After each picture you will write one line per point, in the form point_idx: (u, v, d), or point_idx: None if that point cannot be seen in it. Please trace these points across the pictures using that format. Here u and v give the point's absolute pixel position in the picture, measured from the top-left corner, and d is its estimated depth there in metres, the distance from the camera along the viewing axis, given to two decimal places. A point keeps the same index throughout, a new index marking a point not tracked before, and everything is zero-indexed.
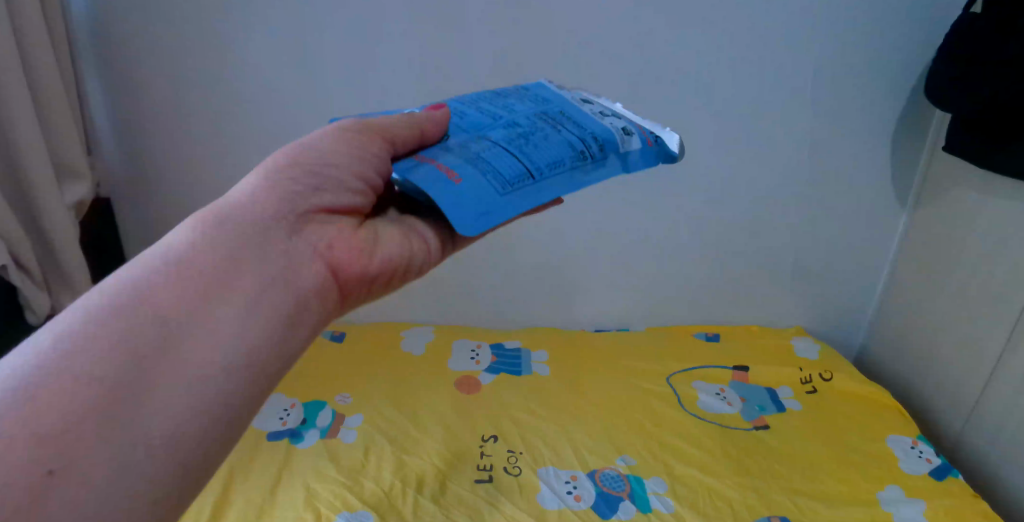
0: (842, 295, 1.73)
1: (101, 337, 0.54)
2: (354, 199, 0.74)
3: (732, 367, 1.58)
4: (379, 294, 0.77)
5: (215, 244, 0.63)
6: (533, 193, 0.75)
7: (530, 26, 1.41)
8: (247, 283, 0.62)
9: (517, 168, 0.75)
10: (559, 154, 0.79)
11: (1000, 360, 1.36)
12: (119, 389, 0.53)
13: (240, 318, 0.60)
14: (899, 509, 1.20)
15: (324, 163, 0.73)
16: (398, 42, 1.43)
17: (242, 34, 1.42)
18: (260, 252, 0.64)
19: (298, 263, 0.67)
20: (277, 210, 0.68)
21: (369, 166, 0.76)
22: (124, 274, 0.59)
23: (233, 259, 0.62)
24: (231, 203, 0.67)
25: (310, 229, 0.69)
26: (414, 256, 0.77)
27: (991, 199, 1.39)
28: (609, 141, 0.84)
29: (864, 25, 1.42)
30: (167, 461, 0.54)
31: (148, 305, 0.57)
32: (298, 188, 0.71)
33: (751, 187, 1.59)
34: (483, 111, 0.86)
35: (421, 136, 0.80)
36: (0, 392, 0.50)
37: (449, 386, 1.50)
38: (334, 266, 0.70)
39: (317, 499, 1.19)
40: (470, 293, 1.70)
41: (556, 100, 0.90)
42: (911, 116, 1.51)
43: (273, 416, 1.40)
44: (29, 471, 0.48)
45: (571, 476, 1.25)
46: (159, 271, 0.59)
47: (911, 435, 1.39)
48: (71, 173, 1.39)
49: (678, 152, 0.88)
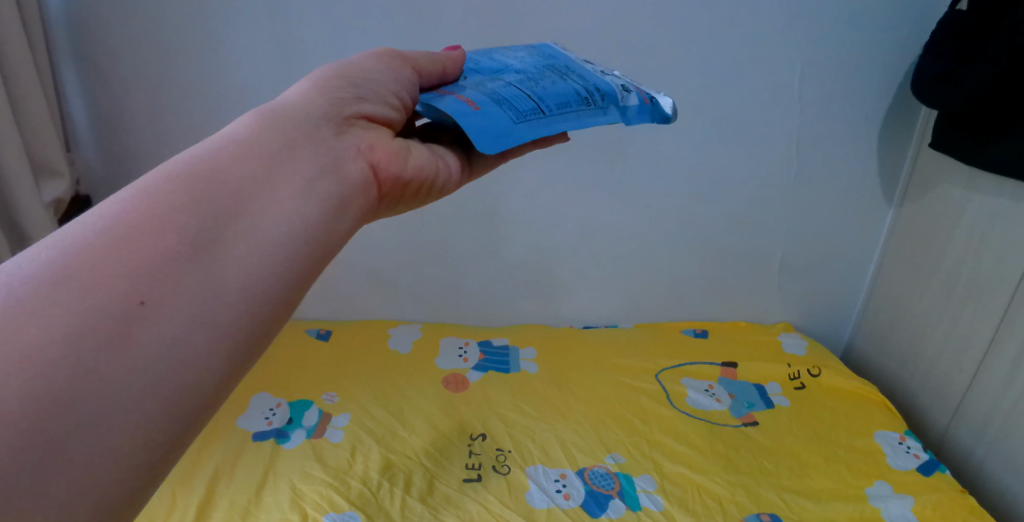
0: (829, 292, 1.73)
1: (176, 191, 0.54)
2: (392, 114, 0.72)
3: (721, 363, 1.59)
4: (412, 207, 0.74)
5: (260, 138, 0.60)
6: (544, 126, 0.76)
7: (517, 22, 1.39)
8: (303, 166, 0.60)
9: (528, 103, 0.77)
10: (567, 96, 0.80)
11: (986, 355, 1.37)
12: (166, 274, 0.50)
13: (287, 206, 0.57)
14: (886, 505, 1.20)
15: (369, 74, 0.71)
16: (381, 39, 1.41)
17: (221, 31, 1.39)
18: (316, 139, 0.63)
19: (343, 159, 0.64)
20: (321, 111, 0.65)
21: (407, 87, 0.75)
22: (193, 147, 0.58)
23: (292, 142, 0.61)
24: (276, 105, 0.64)
25: (354, 132, 0.67)
26: (443, 171, 0.75)
27: (977, 195, 1.39)
28: (611, 95, 0.85)
29: (852, 22, 1.41)
30: (211, 356, 0.50)
31: (216, 173, 0.56)
32: (341, 94, 0.68)
33: (739, 184, 1.58)
34: (495, 61, 0.88)
35: (443, 73, 0.81)
36: (46, 275, 0.47)
37: (437, 384, 1.48)
38: (376, 167, 0.67)
39: (303, 501, 1.17)
40: (457, 290, 1.69)
41: (562, 58, 0.91)
42: (898, 112, 1.52)
43: (259, 415, 1.38)
44: (116, 302, 0.48)
45: (560, 474, 1.25)
46: (224, 146, 0.58)
47: (898, 430, 1.40)
48: (49, 171, 1.36)
49: (672, 114, 0.89)
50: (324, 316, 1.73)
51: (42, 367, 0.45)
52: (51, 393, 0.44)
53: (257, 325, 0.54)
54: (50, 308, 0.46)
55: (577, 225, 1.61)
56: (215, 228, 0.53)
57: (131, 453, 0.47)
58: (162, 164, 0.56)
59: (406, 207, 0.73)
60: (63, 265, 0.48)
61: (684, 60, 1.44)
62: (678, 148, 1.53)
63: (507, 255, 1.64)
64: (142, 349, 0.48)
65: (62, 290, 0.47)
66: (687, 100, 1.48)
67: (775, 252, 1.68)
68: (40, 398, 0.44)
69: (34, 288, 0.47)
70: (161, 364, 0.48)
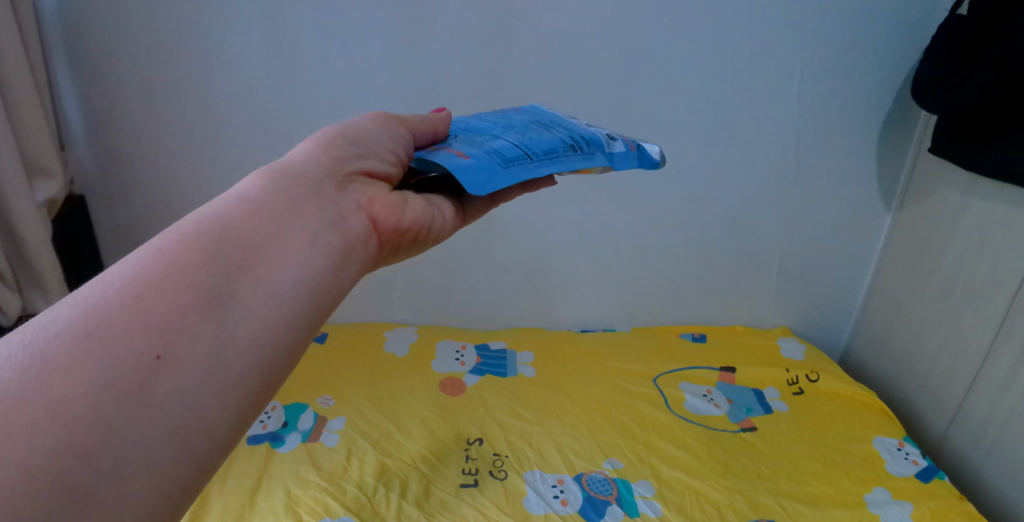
0: (827, 296, 1.73)
1: (191, 249, 0.56)
2: (391, 169, 0.75)
3: (718, 368, 1.58)
4: (405, 257, 0.75)
5: (268, 197, 0.62)
6: (533, 168, 0.75)
7: (516, 23, 1.38)
8: (309, 219, 0.63)
9: (516, 150, 0.76)
10: (553, 144, 0.80)
11: (984, 361, 1.37)
12: (178, 333, 0.52)
13: (293, 264, 0.59)
14: (885, 511, 1.20)
15: (367, 134, 0.74)
16: (378, 38, 1.40)
17: (216, 29, 1.38)
18: (320, 194, 0.65)
19: (345, 215, 0.66)
20: (325, 168, 0.68)
21: (403, 144, 0.77)
22: (203, 207, 0.60)
23: (298, 197, 0.63)
24: (282, 163, 0.67)
25: (355, 187, 0.70)
26: (437, 221, 0.76)
27: (976, 200, 1.39)
28: (597, 142, 0.85)
29: (851, 25, 1.41)
30: (217, 413, 0.52)
31: (228, 230, 0.58)
32: (343, 152, 0.71)
33: (738, 187, 1.58)
34: (483, 119, 0.88)
35: (434, 134, 0.82)
36: (63, 336, 0.49)
37: (434, 388, 1.47)
38: (374, 222, 0.69)
39: (297, 505, 1.16)
40: (454, 293, 1.68)
41: (548, 114, 0.91)
42: (896, 116, 1.51)
43: (254, 419, 1.37)
44: (135, 358, 0.50)
45: (557, 479, 1.24)
46: (232, 205, 0.61)
47: (896, 436, 1.39)
48: (43, 170, 1.35)
49: (659, 161, 0.90)
50: None
51: (66, 422, 0.46)
52: (72, 447, 0.46)
53: (266, 376, 0.56)
54: (74, 366, 0.48)
55: (574, 227, 1.60)
56: (225, 288, 0.56)
57: (149, 503, 0.48)
58: (174, 226, 0.58)
59: (403, 257, 0.75)
60: (83, 324, 0.50)
61: (684, 61, 1.43)
62: (676, 151, 1.52)
63: (504, 258, 1.63)
64: (162, 401, 0.50)
65: (80, 348, 0.49)
66: (686, 102, 1.47)
67: (773, 256, 1.67)
68: (62, 457, 0.46)
69: (54, 349, 0.48)
70: (177, 416, 0.50)
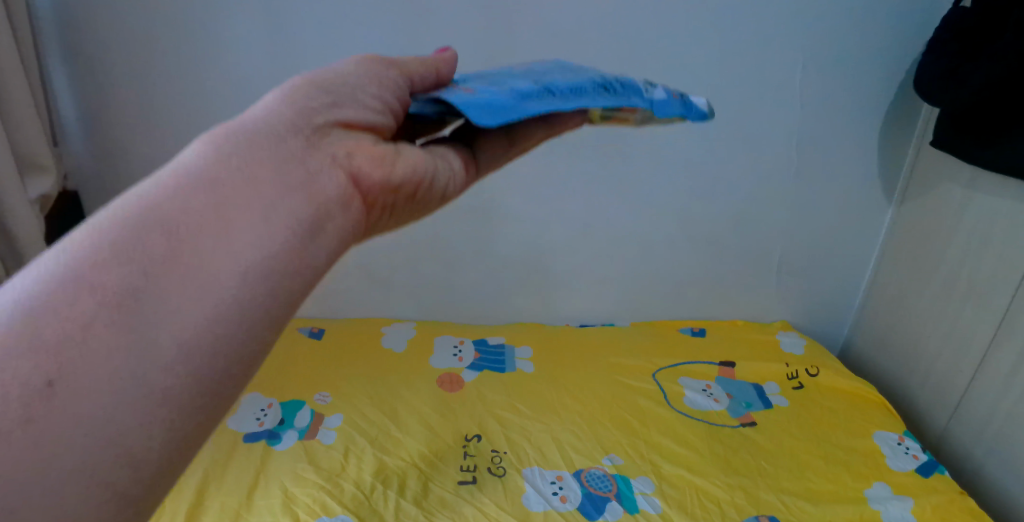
0: (828, 291, 1.72)
1: (101, 244, 0.41)
2: (377, 118, 0.58)
3: (719, 363, 1.57)
4: (399, 216, 0.61)
5: (199, 178, 0.45)
6: (557, 102, 0.62)
7: (514, 16, 1.36)
8: (263, 195, 0.46)
9: (534, 87, 0.64)
10: (580, 82, 0.67)
11: (986, 357, 1.36)
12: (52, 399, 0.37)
13: (231, 271, 0.43)
14: (886, 508, 1.19)
15: (343, 79, 0.58)
16: (375, 35, 1.39)
17: (211, 25, 1.37)
18: (287, 149, 0.49)
19: (315, 180, 0.50)
20: (288, 124, 0.51)
21: (394, 89, 0.61)
22: (113, 200, 0.44)
23: (252, 156, 0.47)
24: (235, 125, 0.49)
25: (330, 141, 0.53)
26: (438, 172, 0.62)
27: (978, 194, 1.38)
28: (631, 85, 0.72)
29: (853, 19, 1.39)
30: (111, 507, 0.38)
31: (137, 228, 0.42)
32: (311, 101, 0.54)
33: (738, 182, 1.56)
34: (496, 72, 0.77)
35: (437, 77, 0.68)
36: None
37: (432, 384, 1.47)
38: (357, 178, 0.53)
39: (294, 504, 1.15)
40: (453, 288, 1.67)
41: (570, 68, 0.80)
42: (899, 111, 1.50)
43: (250, 416, 1.36)
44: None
45: (557, 476, 1.23)
46: (150, 192, 0.44)
47: (896, 431, 1.39)
48: (35, 166, 1.33)
49: (710, 109, 0.75)
50: (316, 316, 1.69)
51: None
52: None
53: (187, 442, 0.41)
54: None
55: (574, 222, 1.59)
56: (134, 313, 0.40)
57: None
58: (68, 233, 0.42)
59: (398, 217, 0.61)
60: None
61: (684, 56, 1.42)
62: (676, 145, 1.51)
63: (503, 252, 1.62)
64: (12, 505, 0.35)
65: None
66: (686, 96, 1.46)
67: (774, 250, 1.66)
68: None
69: None
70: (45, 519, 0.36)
